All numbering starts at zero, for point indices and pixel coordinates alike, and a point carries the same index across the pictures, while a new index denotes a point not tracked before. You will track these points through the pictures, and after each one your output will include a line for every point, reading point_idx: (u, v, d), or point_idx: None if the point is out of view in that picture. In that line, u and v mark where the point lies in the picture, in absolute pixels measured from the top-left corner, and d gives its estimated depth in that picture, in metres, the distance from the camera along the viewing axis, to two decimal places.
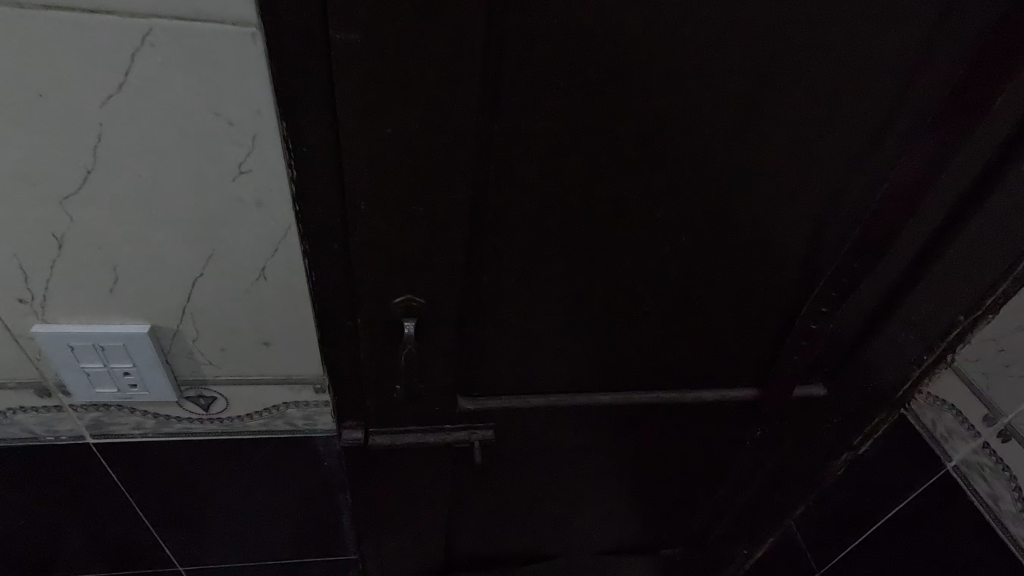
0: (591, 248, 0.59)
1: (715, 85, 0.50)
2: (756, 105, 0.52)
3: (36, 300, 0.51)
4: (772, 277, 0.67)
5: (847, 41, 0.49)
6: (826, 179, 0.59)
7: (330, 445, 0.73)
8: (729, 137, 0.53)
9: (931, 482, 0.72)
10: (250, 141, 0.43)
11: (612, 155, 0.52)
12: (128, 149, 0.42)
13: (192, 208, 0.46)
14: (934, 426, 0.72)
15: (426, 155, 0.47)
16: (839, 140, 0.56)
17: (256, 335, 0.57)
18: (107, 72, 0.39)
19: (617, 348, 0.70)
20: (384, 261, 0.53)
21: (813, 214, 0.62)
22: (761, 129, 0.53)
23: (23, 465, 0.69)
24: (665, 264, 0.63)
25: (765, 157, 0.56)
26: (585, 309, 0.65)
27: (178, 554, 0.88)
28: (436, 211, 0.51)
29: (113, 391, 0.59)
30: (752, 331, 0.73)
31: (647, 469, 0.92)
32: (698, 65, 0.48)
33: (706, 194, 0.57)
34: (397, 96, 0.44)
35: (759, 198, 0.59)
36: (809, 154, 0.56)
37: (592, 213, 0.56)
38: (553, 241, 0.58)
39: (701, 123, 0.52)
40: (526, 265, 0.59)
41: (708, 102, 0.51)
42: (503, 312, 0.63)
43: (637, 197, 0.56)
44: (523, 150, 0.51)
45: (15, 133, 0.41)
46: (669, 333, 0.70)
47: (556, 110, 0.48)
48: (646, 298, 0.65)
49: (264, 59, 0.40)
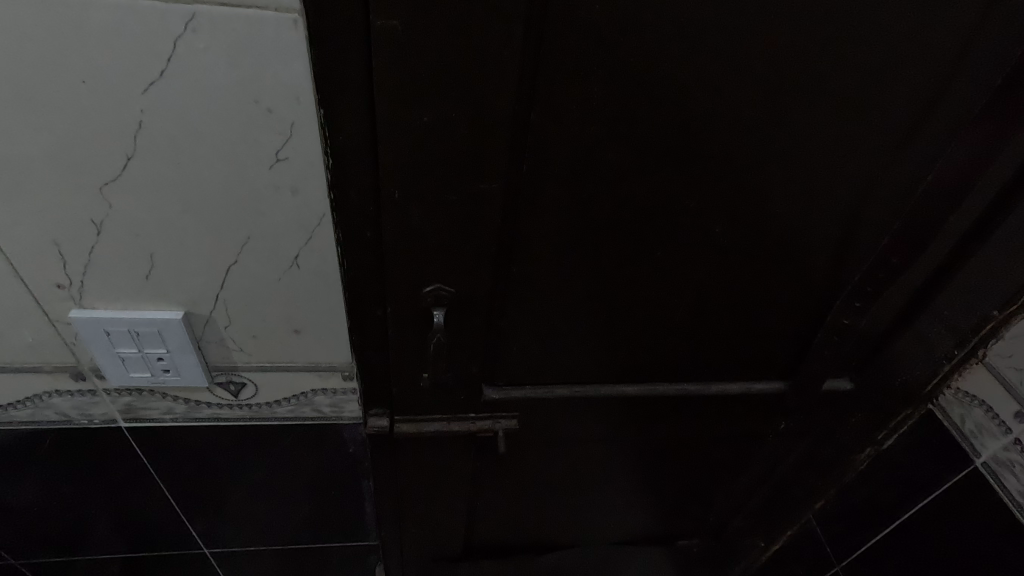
0: (621, 240, 0.59)
1: (757, 73, 0.49)
2: (794, 96, 0.51)
3: (74, 285, 0.51)
4: (802, 270, 0.66)
5: (893, 30, 0.48)
6: (863, 171, 0.58)
7: (355, 432, 0.74)
8: (767, 128, 0.52)
9: (958, 478, 0.71)
10: (289, 128, 0.43)
11: (646, 146, 0.52)
12: (168, 136, 0.43)
13: (229, 195, 0.46)
14: (962, 421, 0.70)
15: (459, 143, 0.47)
16: (880, 131, 0.55)
17: (287, 322, 0.57)
18: (150, 59, 0.39)
19: (643, 340, 0.70)
20: (416, 251, 0.53)
21: (847, 208, 0.61)
22: (799, 121, 0.52)
23: (57, 447, 0.71)
24: (697, 255, 0.62)
25: (802, 148, 0.55)
26: (612, 300, 0.64)
27: (203, 536, 0.89)
28: (470, 203, 0.51)
29: (146, 376, 0.60)
30: (780, 324, 0.72)
31: (666, 462, 0.92)
32: (738, 53, 0.47)
33: (741, 185, 0.56)
34: (436, 83, 0.43)
35: (793, 189, 0.58)
36: (848, 145, 0.55)
37: (625, 204, 0.56)
38: (584, 232, 0.57)
39: (738, 113, 0.51)
40: (556, 255, 0.59)
41: (749, 91, 0.50)
42: (531, 302, 0.63)
43: (671, 188, 0.55)
44: (558, 141, 0.50)
45: (58, 119, 0.41)
46: (696, 325, 0.70)
47: (593, 99, 0.48)
48: (674, 289, 0.65)
49: (306, 47, 0.40)
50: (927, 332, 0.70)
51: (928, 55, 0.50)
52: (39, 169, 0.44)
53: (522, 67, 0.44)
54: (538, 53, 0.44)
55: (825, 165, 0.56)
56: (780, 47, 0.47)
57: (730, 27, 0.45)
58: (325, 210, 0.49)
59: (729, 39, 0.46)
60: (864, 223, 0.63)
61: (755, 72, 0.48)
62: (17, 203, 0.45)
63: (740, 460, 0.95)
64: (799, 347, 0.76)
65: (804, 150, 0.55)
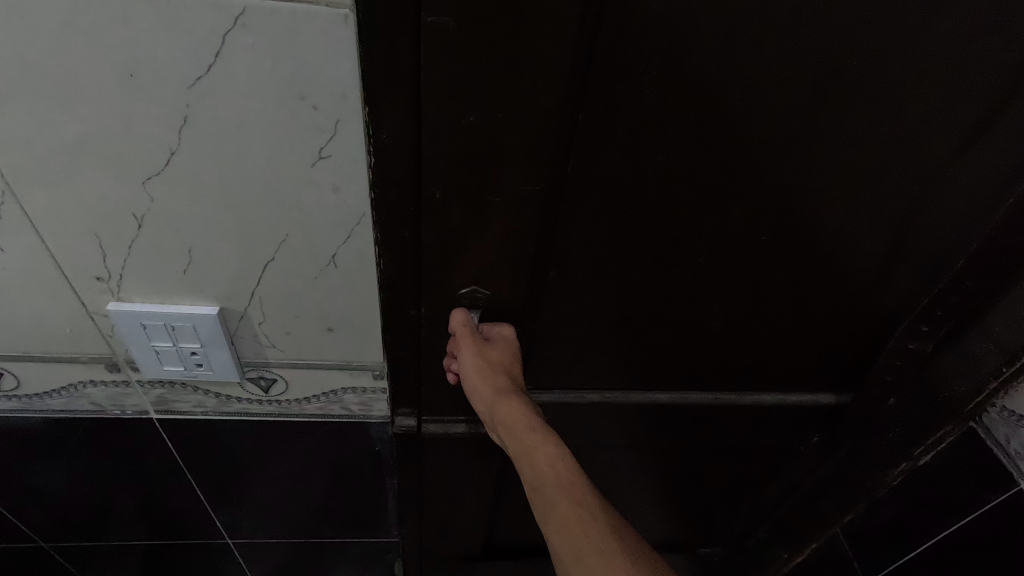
0: (663, 246, 0.57)
1: (814, 77, 0.47)
2: (851, 103, 0.49)
3: (113, 278, 0.52)
4: (845, 281, 0.64)
5: (963, 35, 0.46)
6: (921, 180, 0.55)
7: (383, 430, 0.73)
8: (819, 134, 0.50)
9: (1000, 499, 0.69)
10: (333, 126, 0.43)
11: (694, 151, 0.50)
12: (212, 131, 0.42)
13: (269, 191, 0.46)
14: (1007, 440, 0.68)
15: (505, 145, 0.45)
16: (939, 140, 0.52)
17: (321, 320, 0.57)
18: (199, 53, 0.38)
19: (678, 347, 0.69)
20: (452, 250, 0.52)
21: (899, 218, 0.58)
22: (858, 128, 0.50)
23: (89, 435, 0.71)
24: (738, 263, 0.60)
25: (856, 156, 0.52)
26: (649, 305, 0.63)
27: (227, 527, 0.90)
28: (512, 205, 0.50)
29: (179, 370, 0.60)
30: (820, 334, 0.70)
31: (692, 471, 0.91)
32: (796, 58, 0.45)
33: (789, 192, 0.54)
34: (488, 81, 0.42)
35: (846, 198, 0.56)
36: (903, 154, 0.53)
37: (667, 210, 0.54)
38: (624, 238, 0.56)
39: (790, 119, 0.49)
40: (597, 259, 0.58)
41: (804, 96, 0.48)
42: (567, 306, 0.62)
43: (717, 195, 0.54)
44: (604, 145, 0.49)
45: (103, 111, 0.41)
46: (733, 335, 0.68)
47: (644, 103, 0.46)
48: (711, 298, 0.63)
49: (355, 46, 0.39)
50: (973, 348, 0.67)
51: (996, 63, 0.48)
52: (85, 163, 0.43)
53: (576, 67, 0.42)
54: (592, 53, 0.43)
55: (879, 173, 0.54)
56: (842, 50, 0.45)
57: (793, 28, 0.44)
58: (365, 210, 0.48)
59: (791, 40, 0.44)
60: (916, 235, 0.60)
61: (810, 77, 0.47)
62: (58, 193, 0.45)
63: (768, 470, 0.93)
64: (838, 360, 0.74)
65: (860, 158, 0.53)
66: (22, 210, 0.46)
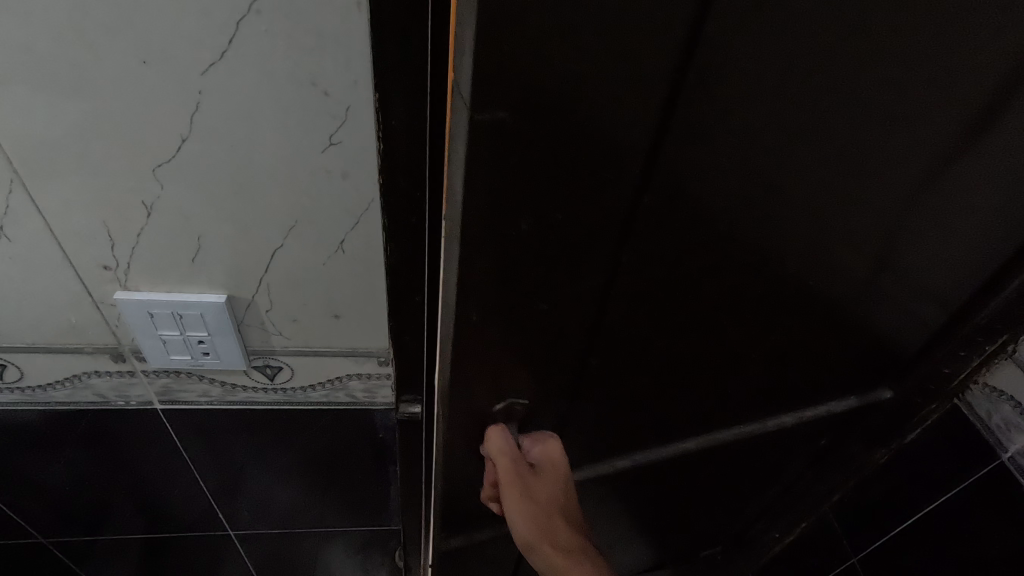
0: (715, 314, 0.51)
1: (905, 146, 0.40)
2: (933, 164, 0.43)
3: (120, 267, 0.52)
4: (880, 318, 0.62)
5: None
6: (976, 227, 0.52)
7: (386, 417, 0.74)
8: (893, 199, 0.45)
9: (985, 472, 0.73)
10: (344, 113, 0.43)
11: (762, 224, 0.43)
12: (224, 118, 0.43)
13: (279, 178, 0.47)
14: (990, 417, 0.73)
15: (552, 237, 0.37)
16: (1005, 190, 0.49)
17: (328, 305, 0.58)
18: (211, 41, 0.39)
19: (715, 391, 0.63)
20: (491, 339, 0.44)
21: (942, 260, 0.56)
22: (934, 185, 0.45)
23: (91, 427, 0.71)
24: (787, 324, 0.56)
25: (918, 212, 0.48)
26: (690, 362, 0.57)
27: (229, 518, 0.90)
28: (553, 284, 0.41)
29: (185, 359, 0.60)
30: (850, 360, 0.68)
31: (705, 488, 0.89)
32: (896, 120, 0.38)
33: (848, 253, 0.50)
34: (544, 179, 0.33)
35: (903, 251, 0.52)
36: (966, 205, 0.49)
37: (725, 283, 0.48)
38: (673, 309, 0.49)
39: (869, 188, 0.43)
40: (641, 332, 0.51)
41: (890, 163, 0.41)
42: (603, 372, 0.54)
43: (782, 256, 0.47)
44: (664, 224, 0.40)
45: (113, 99, 0.41)
46: (772, 377, 0.64)
47: (716, 180, 0.39)
48: (754, 353, 0.58)
49: (367, 33, 0.39)
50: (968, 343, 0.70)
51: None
52: (96, 151, 0.44)
53: (647, 149, 0.34)
54: (667, 132, 0.34)
55: (937, 225, 0.50)
56: None
57: (900, 80, 0.35)
58: (373, 195, 0.49)
59: None
60: (953, 270, 0.59)
61: (901, 147, 0.40)
62: (67, 182, 0.45)
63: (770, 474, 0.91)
64: (856, 376, 0.72)
65: (921, 215, 0.48)
66: (30, 199, 0.46)
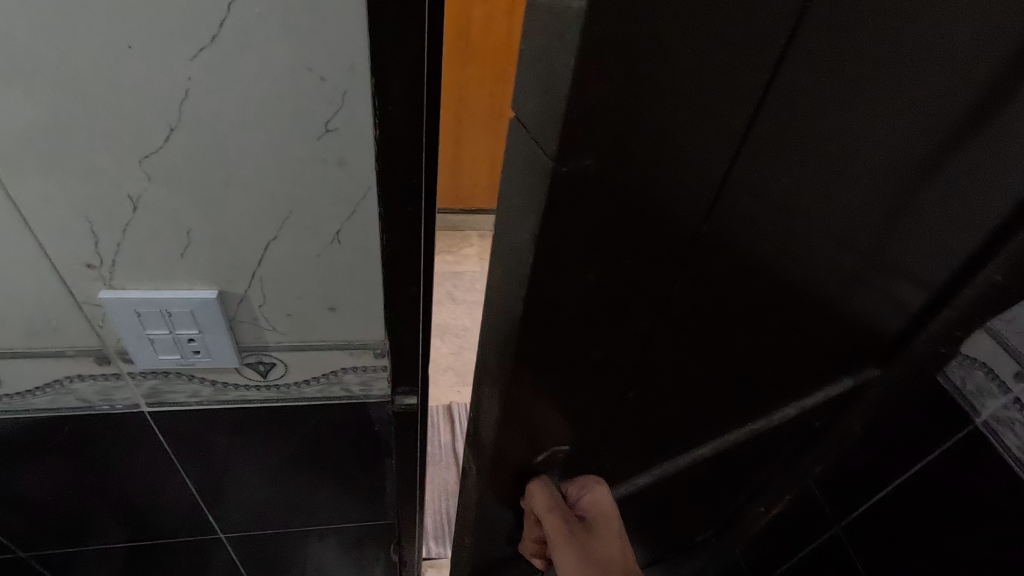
0: (720, 300, 0.61)
1: (849, 141, 0.51)
2: (877, 153, 0.53)
3: (105, 265, 0.50)
4: (853, 294, 0.72)
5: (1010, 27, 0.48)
6: (918, 205, 0.63)
7: (381, 410, 0.73)
8: (848, 186, 0.55)
9: (960, 437, 0.78)
10: (340, 98, 0.42)
11: (751, 218, 0.53)
12: (216, 106, 0.41)
13: (273, 168, 0.45)
14: (964, 383, 0.78)
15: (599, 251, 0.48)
16: (936, 168, 0.59)
17: (323, 298, 0.56)
18: (201, 24, 0.37)
19: (715, 363, 0.72)
20: (547, 339, 0.54)
21: (898, 236, 0.66)
22: (878, 173, 0.56)
23: (74, 434, 0.68)
24: (777, 304, 0.66)
25: (871, 195, 0.58)
26: (694, 338, 0.65)
27: (221, 521, 0.89)
28: (602, 292, 0.51)
29: (176, 358, 0.58)
30: (828, 330, 0.76)
31: (695, 465, 0.91)
32: (839, 116, 0.48)
33: (819, 235, 0.60)
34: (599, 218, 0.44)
35: (864, 230, 0.62)
36: (908, 187, 0.60)
37: (726, 270, 0.58)
38: (687, 300, 0.59)
39: (829, 180, 0.54)
40: (660, 322, 0.60)
41: (838, 157, 0.52)
42: (632, 359, 0.63)
43: (767, 241, 0.57)
44: (680, 225, 0.50)
45: (96, 87, 0.39)
46: (763, 348, 0.73)
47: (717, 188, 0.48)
48: (751, 329, 0.68)
49: (364, 14, 0.39)
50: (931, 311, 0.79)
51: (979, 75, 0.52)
52: (77, 143, 0.42)
53: (663, 169, 0.44)
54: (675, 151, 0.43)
55: (889, 207, 0.61)
56: None
57: (854, 61, 0.44)
58: (371, 184, 0.48)
59: None
60: (910, 245, 0.68)
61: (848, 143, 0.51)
62: (46, 176, 0.43)
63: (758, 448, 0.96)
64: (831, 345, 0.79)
65: (874, 200, 0.59)
66: (7, 195, 0.44)
